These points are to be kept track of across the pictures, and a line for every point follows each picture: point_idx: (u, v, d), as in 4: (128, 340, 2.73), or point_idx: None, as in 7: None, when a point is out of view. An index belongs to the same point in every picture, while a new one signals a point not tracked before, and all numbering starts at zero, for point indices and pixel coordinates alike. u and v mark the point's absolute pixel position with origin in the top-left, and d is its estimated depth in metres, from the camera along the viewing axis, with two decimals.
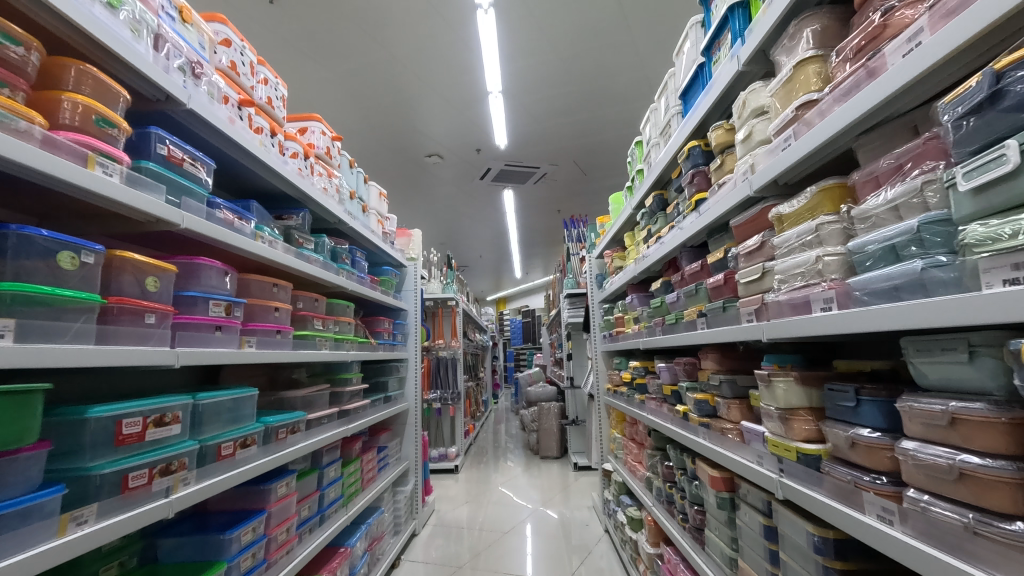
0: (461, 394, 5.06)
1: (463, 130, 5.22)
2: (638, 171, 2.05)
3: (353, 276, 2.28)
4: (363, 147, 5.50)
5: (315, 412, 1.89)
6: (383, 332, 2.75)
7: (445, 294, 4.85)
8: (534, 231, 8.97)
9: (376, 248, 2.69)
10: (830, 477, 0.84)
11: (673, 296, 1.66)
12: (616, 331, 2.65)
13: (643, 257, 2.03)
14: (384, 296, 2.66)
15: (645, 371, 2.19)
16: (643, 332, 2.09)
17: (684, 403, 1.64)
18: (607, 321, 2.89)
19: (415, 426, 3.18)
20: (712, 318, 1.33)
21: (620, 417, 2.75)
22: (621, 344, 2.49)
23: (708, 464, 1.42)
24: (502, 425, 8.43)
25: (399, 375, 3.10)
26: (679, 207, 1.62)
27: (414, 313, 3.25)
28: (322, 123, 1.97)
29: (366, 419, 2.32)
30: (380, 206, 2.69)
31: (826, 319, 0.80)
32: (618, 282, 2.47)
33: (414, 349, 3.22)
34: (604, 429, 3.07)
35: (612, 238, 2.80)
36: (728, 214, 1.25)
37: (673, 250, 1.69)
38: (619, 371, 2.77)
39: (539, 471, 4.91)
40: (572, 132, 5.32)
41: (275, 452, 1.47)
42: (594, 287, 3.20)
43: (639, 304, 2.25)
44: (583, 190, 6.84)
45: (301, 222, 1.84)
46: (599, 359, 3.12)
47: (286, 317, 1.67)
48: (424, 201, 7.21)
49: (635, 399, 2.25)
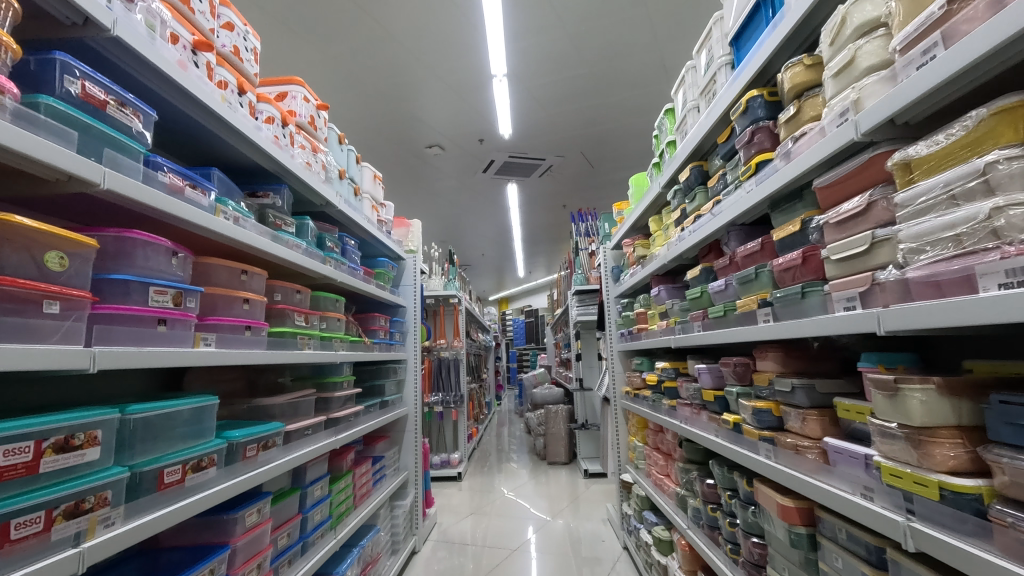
0: (464, 396, 4.79)
1: (465, 118, 4.96)
2: (669, 143, 1.78)
3: (343, 267, 2.02)
4: (361, 137, 5.24)
5: (296, 422, 1.62)
6: (379, 330, 2.49)
7: (447, 291, 4.58)
8: (539, 228, 8.70)
9: (371, 237, 2.43)
10: (1007, 529, 0.58)
11: (719, 284, 1.39)
12: (636, 329, 2.39)
13: (674, 243, 1.77)
14: (380, 290, 2.40)
15: (675, 373, 1.92)
16: (675, 328, 1.83)
17: (735, 412, 1.36)
18: (625, 318, 2.63)
19: (415, 433, 2.91)
20: (782, 308, 1.06)
21: (641, 423, 2.49)
22: (644, 343, 2.23)
23: (772, 488, 1.16)
24: (506, 428, 8.15)
25: (397, 378, 2.83)
26: (727, 177, 1.36)
27: (413, 310, 2.98)
28: (304, 88, 1.71)
29: (359, 427, 2.06)
30: (374, 191, 2.42)
31: (1016, 299, 0.54)
32: (641, 273, 2.21)
33: (414, 349, 2.95)
34: (622, 437, 2.80)
35: (631, 227, 2.53)
36: (807, 175, 0.99)
37: (717, 231, 1.42)
38: (639, 373, 2.50)
39: (547, 478, 4.64)
40: (581, 121, 5.06)
41: (240, 474, 1.20)
42: (610, 282, 2.94)
43: (669, 297, 1.98)
44: (590, 183, 6.57)
45: (278, 200, 1.57)
46: (615, 361, 2.85)
47: (259, 311, 1.41)
48: (424, 196, 6.95)
49: (663, 405, 1.98)
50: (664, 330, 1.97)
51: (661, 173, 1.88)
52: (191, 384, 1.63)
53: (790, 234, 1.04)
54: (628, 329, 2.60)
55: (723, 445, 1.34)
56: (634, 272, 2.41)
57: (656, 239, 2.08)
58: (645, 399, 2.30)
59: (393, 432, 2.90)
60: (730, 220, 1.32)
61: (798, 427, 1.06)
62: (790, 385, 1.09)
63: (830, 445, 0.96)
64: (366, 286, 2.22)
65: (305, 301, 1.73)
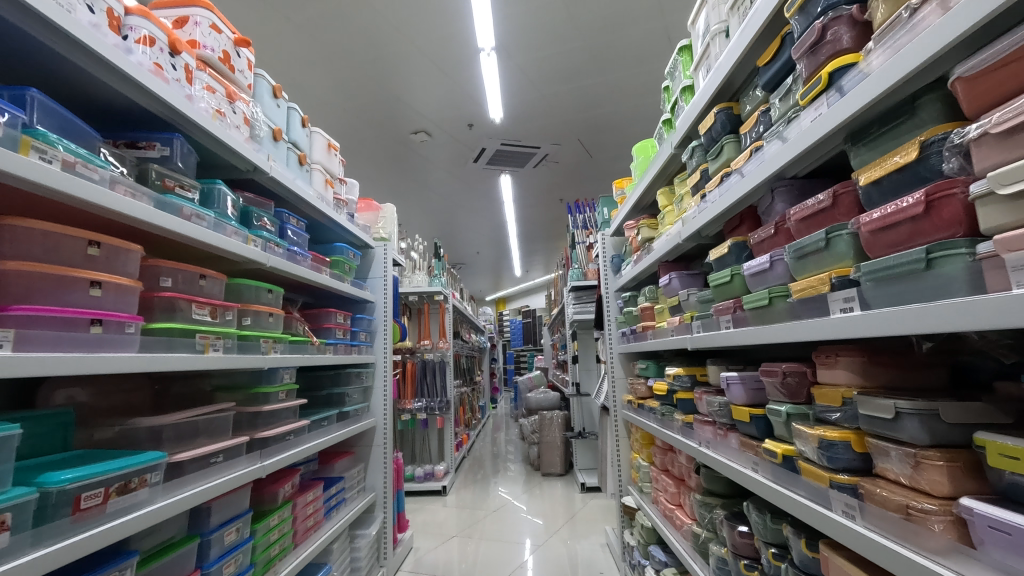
0: (450, 401, 4.39)
1: (453, 100, 4.57)
2: (686, 88, 1.41)
3: (276, 249, 1.63)
4: (341, 121, 4.84)
5: (195, 449, 1.22)
6: (337, 329, 2.10)
7: (432, 287, 4.18)
8: (534, 224, 8.30)
9: (323, 218, 2.04)
10: None
11: (761, 262, 1.01)
12: (640, 326, 2.00)
13: (692, 216, 1.38)
14: (333, 281, 2.01)
15: (692, 382, 1.54)
16: (691, 325, 1.45)
17: (783, 439, 0.98)
18: (626, 315, 2.23)
19: (385, 449, 2.51)
20: (879, 288, 0.68)
21: (647, 439, 2.10)
22: (651, 343, 1.84)
23: (849, 560, 0.77)
24: (500, 433, 7.75)
25: (363, 384, 2.45)
26: (773, 112, 0.98)
27: (383, 306, 2.59)
28: (214, 14, 1.33)
29: (299, 448, 1.67)
30: (328, 162, 2.03)
31: None
32: (646, 259, 1.82)
33: (385, 351, 2.56)
34: (623, 454, 2.42)
35: (634, 207, 2.14)
36: (929, 67, 0.61)
37: (756, 189, 1.04)
38: (645, 380, 2.11)
39: (541, 491, 4.25)
40: (578, 103, 4.68)
41: (61, 539, 0.81)
42: (609, 274, 2.55)
43: (681, 287, 1.60)
44: (589, 174, 6.18)
45: (169, 153, 1.18)
46: (615, 365, 2.46)
47: (119, 300, 1.01)
48: (413, 189, 6.55)
49: (676, 421, 1.60)
50: (677, 329, 1.58)
51: (674, 130, 1.49)
52: (57, 399, 1.23)
53: (897, 167, 0.66)
54: (631, 326, 2.20)
55: (770, 487, 0.95)
56: (638, 261, 2.02)
57: (665, 217, 1.69)
58: (652, 412, 1.91)
59: (358, 447, 2.51)
60: (779, 168, 0.94)
61: (908, 477, 0.68)
62: (892, 410, 0.70)
63: (980, 515, 0.56)
64: (312, 274, 1.83)
65: (214, 289, 1.34)
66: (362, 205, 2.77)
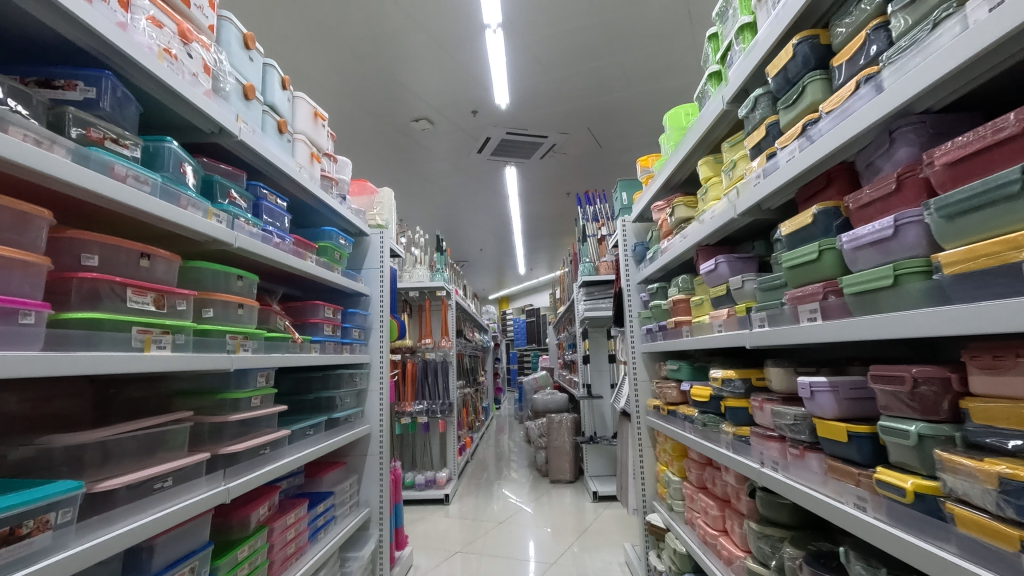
0: (453, 404, 4.13)
1: (457, 85, 4.32)
2: (744, 27, 1.15)
3: (247, 228, 1.37)
4: (339, 107, 4.59)
5: (130, 473, 0.97)
6: (326, 324, 1.85)
7: (434, 283, 3.93)
8: (539, 219, 8.03)
9: (308, 197, 1.78)
10: None
11: (876, 228, 0.75)
12: (673, 321, 1.73)
13: (753, 184, 1.12)
14: (319, 269, 1.76)
15: (746, 387, 1.27)
16: (750, 319, 1.19)
17: (915, 470, 0.71)
18: (653, 309, 1.97)
19: (381, 459, 2.26)
20: None
21: (679, 451, 1.84)
22: (689, 341, 1.58)
23: None
24: (504, 435, 7.49)
25: (356, 387, 2.19)
26: (897, 24, 0.73)
27: (379, 300, 2.33)
28: None
29: (275, 464, 1.41)
30: (314, 134, 1.78)
31: None
32: (683, 243, 1.56)
33: (381, 350, 2.31)
34: (648, 465, 2.15)
35: (664, 185, 1.87)
36: None
37: (865, 134, 0.78)
38: (676, 383, 1.85)
39: (550, 499, 3.99)
40: (588, 87, 4.42)
41: None
42: (631, 264, 2.29)
43: (729, 273, 1.34)
44: (598, 166, 5.92)
45: (94, 95, 0.93)
46: (637, 366, 2.20)
47: (16, 282, 0.76)
48: (414, 181, 6.29)
49: (724, 433, 1.34)
50: (727, 325, 1.32)
51: (725, 84, 1.23)
52: None
53: None
54: (659, 321, 1.94)
55: (897, 535, 0.69)
56: (670, 245, 1.76)
57: (709, 192, 1.43)
58: (687, 420, 1.65)
59: (350, 457, 2.26)
60: (913, 96, 0.68)
61: None
62: None
63: None
64: (292, 261, 1.57)
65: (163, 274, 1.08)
66: (357, 188, 2.51)
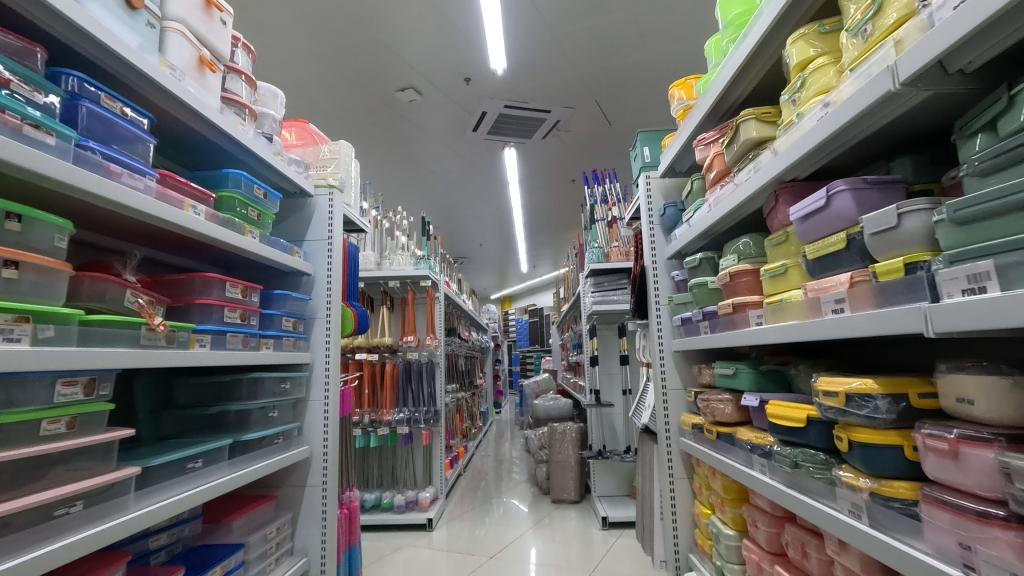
0: (439, 411, 3.57)
1: (447, 45, 3.77)
2: None
3: (47, 138, 0.81)
4: (315, 76, 4.03)
5: None
6: (228, 308, 1.29)
7: (417, 272, 3.37)
8: (541, 210, 7.45)
9: (195, 121, 1.23)
10: None
11: None
12: (729, 304, 1.17)
13: (952, 6, 0.56)
14: (212, 227, 1.20)
15: (893, 410, 0.71)
16: (927, 284, 0.62)
17: None
18: (693, 291, 1.41)
19: (326, 492, 1.69)
20: None
21: (737, 492, 1.28)
22: (763, 331, 1.02)
23: None
24: (504, 443, 6.89)
25: (291, 397, 1.64)
26: None
27: (326, 281, 1.78)
28: None
29: (87, 533, 0.85)
30: (206, 31, 1.23)
31: None
32: (761, 177, 0.99)
33: (328, 347, 1.74)
34: (681, 503, 1.59)
35: (712, 110, 1.31)
36: None
37: None
38: (730, 396, 1.29)
39: (553, 522, 3.42)
40: (598, 49, 3.86)
41: None
42: (658, 235, 1.73)
43: (856, 212, 0.78)
44: (605, 147, 5.36)
45: None
46: (665, 369, 1.65)
47: None
48: (404, 166, 5.72)
49: (845, 488, 0.77)
50: (855, 300, 0.76)
51: None
52: None
53: None
54: (703, 307, 1.38)
55: None
56: (725, 192, 1.20)
57: (813, 83, 0.87)
58: (757, 453, 1.09)
59: (282, 490, 1.70)
60: None
61: None
62: None
63: None
64: (149, 205, 1.01)
65: None
66: (299, 134, 1.95)
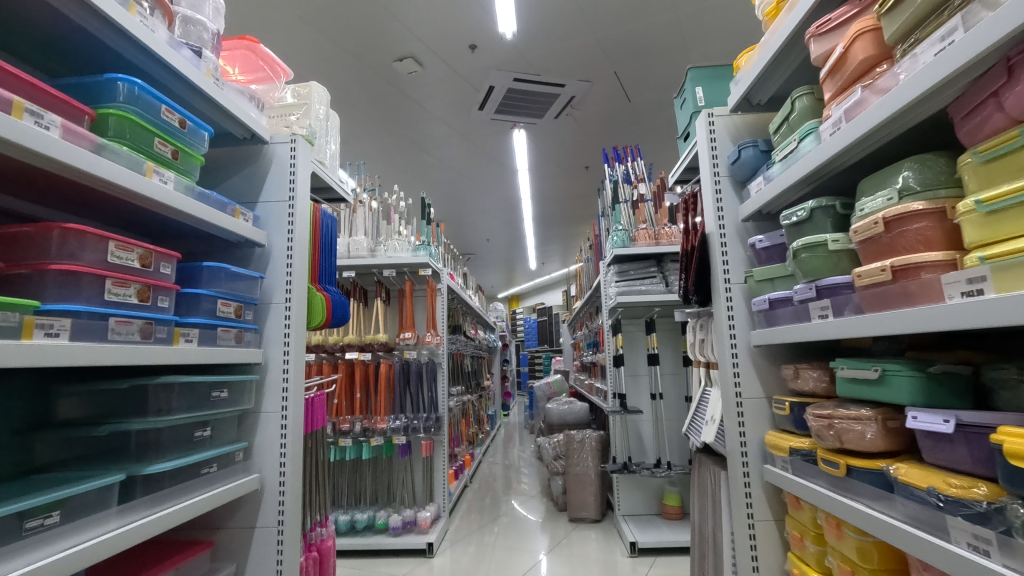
0: (441, 417, 3.12)
1: (450, 4, 3.34)
2: None
3: None
4: (302, 41, 3.60)
5: None
6: (110, 279, 0.86)
7: (416, 258, 2.94)
8: (552, 200, 7.00)
9: None
10: None
11: None
12: (886, 267, 0.75)
13: None
14: (70, 151, 0.76)
15: None
16: None
17: None
18: (796, 258, 0.97)
19: (281, 538, 1.26)
20: None
21: (884, 560, 0.84)
22: (987, 307, 0.58)
23: None
24: (513, 448, 6.44)
25: (233, 409, 1.21)
26: None
27: (286, 255, 1.35)
28: None
29: None
30: None
31: None
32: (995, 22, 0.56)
33: (288, 343, 1.32)
34: (766, 557, 1.15)
35: None
36: None
37: None
38: (869, 414, 0.84)
39: (572, 545, 2.97)
40: (621, 7, 3.41)
41: None
42: (728, 190, 1.29)
43: None
44: (623, 126, 4.90)
45: None
46: (739, 371, 1.21)
47: None
48: (405, 150, 5.29)
49: None
50: None
51: None
52: None
53: None
54: (816, 281, 0.94)
55: None
56: (882, 90, 0.76)
57: None
58: (951, 510, 0.65)
59: (222, 533, 1.27)
60: None
61: None
62: None
63: None
64: None
65: None
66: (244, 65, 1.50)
